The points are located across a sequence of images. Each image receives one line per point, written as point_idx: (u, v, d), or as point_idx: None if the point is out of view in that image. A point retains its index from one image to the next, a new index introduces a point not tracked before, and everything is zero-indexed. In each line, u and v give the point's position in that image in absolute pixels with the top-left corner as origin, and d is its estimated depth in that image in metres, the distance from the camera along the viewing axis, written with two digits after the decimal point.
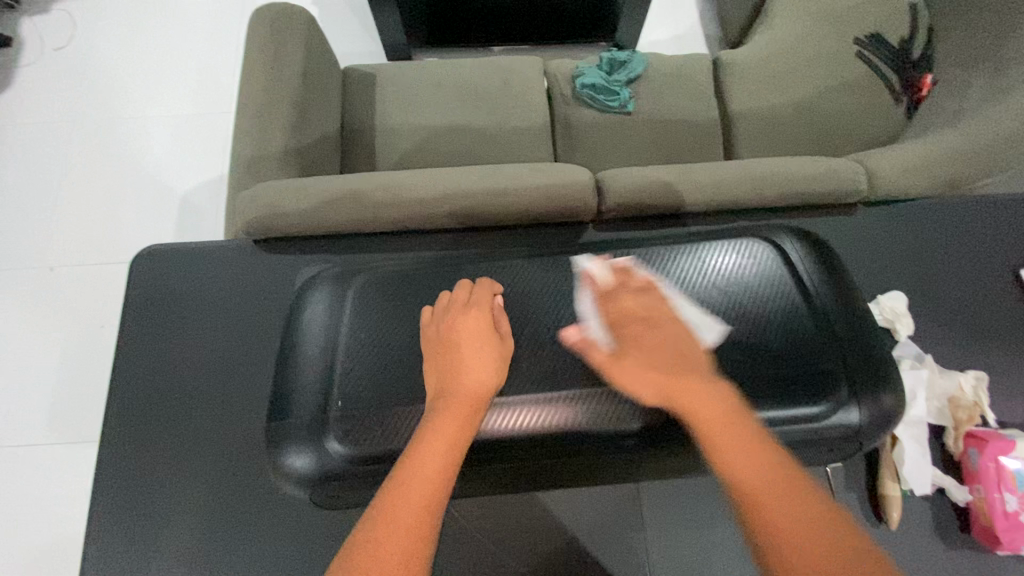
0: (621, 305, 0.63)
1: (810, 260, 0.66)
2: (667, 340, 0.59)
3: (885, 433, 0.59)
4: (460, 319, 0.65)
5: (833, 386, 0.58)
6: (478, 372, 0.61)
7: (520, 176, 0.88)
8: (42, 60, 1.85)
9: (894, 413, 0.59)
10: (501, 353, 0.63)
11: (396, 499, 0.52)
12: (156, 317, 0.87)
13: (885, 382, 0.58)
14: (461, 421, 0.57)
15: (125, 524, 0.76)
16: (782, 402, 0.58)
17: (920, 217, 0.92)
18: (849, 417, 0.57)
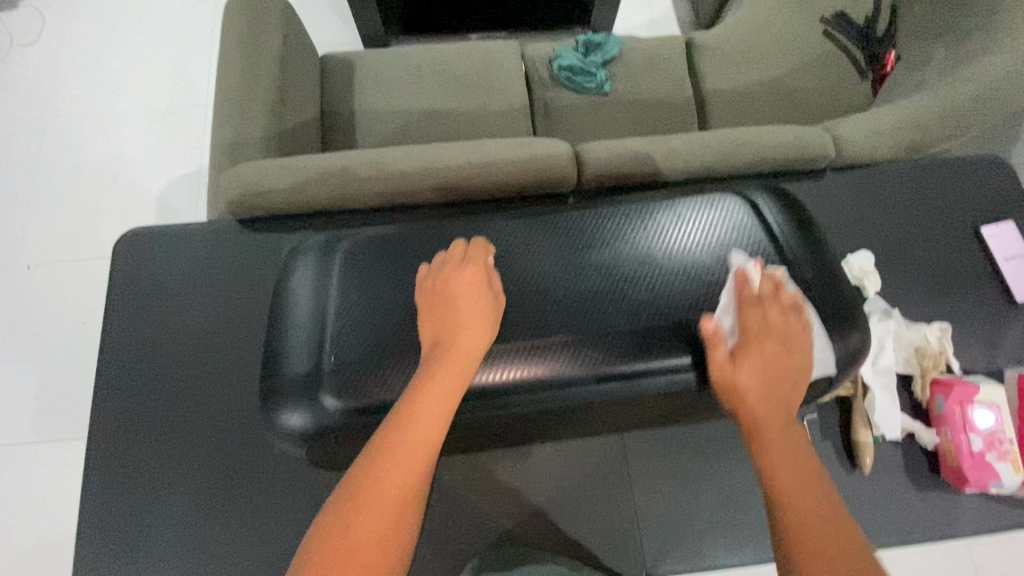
0: (762, 317, 0.61)
1: (783, 213, 0.69)
2: (795, 369, 0.60)
3: (849, 370, 0.63)
4: (456, 274, 0.67)
5: (799, 326, 0.61)
6: (469, 325, 0.63)
7: (501, 149, 0.90)
8: (11, 57, 1.81)
9: (856, 350, 0.62)
10: (492, 308, 0.65)
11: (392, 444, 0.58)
12: (142, 298, 0.87)
13: (847, 325, 0.62)
14: (453, 373, 0.60)
15: (120, 500, 0.76)
16: (752, 341, 0.60)
17: (886, 179, 0.96)
18: (815, 355, 0.60)
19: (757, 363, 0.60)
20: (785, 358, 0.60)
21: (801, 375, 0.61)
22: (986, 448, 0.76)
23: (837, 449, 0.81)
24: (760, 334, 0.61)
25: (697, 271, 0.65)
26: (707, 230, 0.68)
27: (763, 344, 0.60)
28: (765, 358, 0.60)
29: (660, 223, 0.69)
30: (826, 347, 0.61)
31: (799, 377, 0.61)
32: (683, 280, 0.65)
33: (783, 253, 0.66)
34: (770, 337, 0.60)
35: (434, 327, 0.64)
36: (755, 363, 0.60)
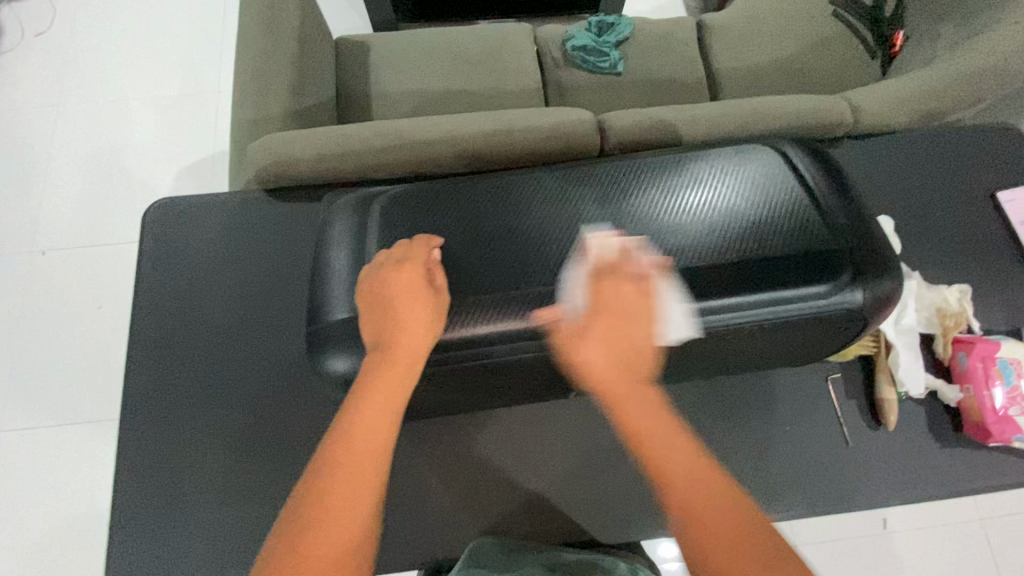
0: (603, 292, 0.61)
1: (814, 164, 0.70)
2: (638, 339, 0.61)
3: (882, 313, 0.63)
4: (393, 275, 0.64)
5: (836, 269, 0.62)
6: (412, 325, 0.61)
7: (524, 118, 0.91)
8: (22, 46, 1.82)
9: (889, 295, 0.63)
10: (435, 306, 0.63)
11: (340, 455, 0.58)
12: (173, 269, 0.88)
13: (883, 269, 0.62)
14: (400, 377, 0.61)
15: (160, 462, 0.78)
16: (790, 283, 0.61)
17: (902, 147, 0.97)
18: (851, 295, 0.61)
19: (794, 301, 0.61)
20: (822, 297, 0.61)
21: (835, 316, 0.62)
22: (1010, 404, 0.76)
23: (862, 406, 0.82)
24: (609, 308, 0.61)
25: (732, 215, 0.66)
26: (741, 177, 0.69)
27: (800, 283, 0.61)
28: (802, 297, 0.61)
29: (694, 172, 0.70)
30: (863, 288, 0.61)
31: (833, 317, 0.62)
32: (720, 221, 0.65)
33: (818, 199, 0.66)
34: (619, 312, 0.60)
35: (374, 329, 0.63)
36: (791, 302, 0.61)
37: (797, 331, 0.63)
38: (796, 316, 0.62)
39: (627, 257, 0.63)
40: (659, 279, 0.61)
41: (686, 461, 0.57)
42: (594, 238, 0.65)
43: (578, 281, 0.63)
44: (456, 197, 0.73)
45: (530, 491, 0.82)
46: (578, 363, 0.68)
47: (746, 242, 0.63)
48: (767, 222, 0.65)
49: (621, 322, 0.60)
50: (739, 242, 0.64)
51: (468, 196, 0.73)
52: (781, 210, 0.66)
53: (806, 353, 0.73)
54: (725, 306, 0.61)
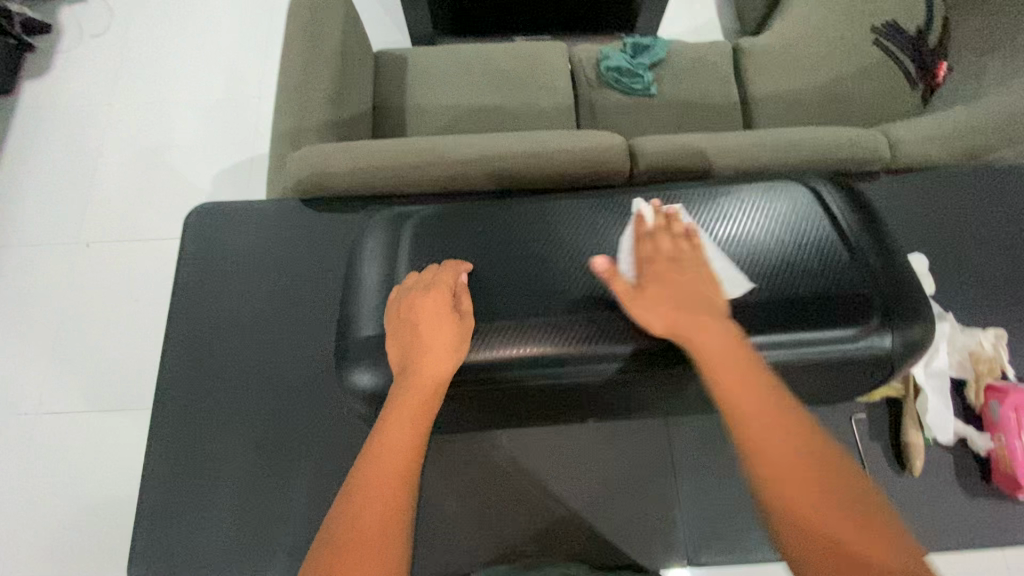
0: (655, 244, 0.64)
1: (847, 202, 0.69)
2: (703, 290, 0.60)
3: (913, 360, 0.62)
4: (419, 299, 0.65)
5: (866, 313, 0.61)
6: (438, 351, 0.62)
7: (556, 140, 0.92)
8: (79, 47, 1.91)
9: (922, 342, 0.61)
10: (461, 330, 0.64)
11: (368, 487, 0.58)
12: (211, 273, 0.91)
13: (915, 314, 0.61)
14: (423, 404, 0.61)
15: (188, 459, 0.81)
16: (817, 323, 0.60)
17: (944, 182, 0.94)
18: (880, 340, 0.60)
19: (822, 343, 0.60)
20: (850, 341, 0.60)
21: (863, 360, 0.61)
22: None
23: (887, 449, 0.80)
24: (654, 263, 0.63)
25: (762, 252, 0.65)
26: (771, 213, 0.69)
27: (829, 326, 0.60)
28: (830, 340, 0.60)
29: (725, 207, 0.70)
30: (893, 333, 0.61)
31: (861, 362, 0.61)
32: (749, 258, 0.65)
33: (849, 238, 0.66)
34: (667, 269, 0.62)
35: (400, 355, 0.64)
36: (820, 344, 0.60)
37: (823, 371, 0.63)
38: (823, 359, 0.61)
39: (674, 216, 0.67)
40: (699, 233, 0.67)
41: (773, 414, 0.54)
42: (642, 206, 0.72)
43: (628, 247, 0.69)
44: (489, 220, 0.75)
45: (545, 513, 0.82)
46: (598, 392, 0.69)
47: (773, 276, 0.63)
48: (796, 257, 0.65)
49: (675, 268, 0.62)
50: (765, 276, 0.64)
51: (499, 220, 0.74)
52: (811, 248, 0.65)
53: (832, 395, 0.72)
54: (751, 346, 0.61)
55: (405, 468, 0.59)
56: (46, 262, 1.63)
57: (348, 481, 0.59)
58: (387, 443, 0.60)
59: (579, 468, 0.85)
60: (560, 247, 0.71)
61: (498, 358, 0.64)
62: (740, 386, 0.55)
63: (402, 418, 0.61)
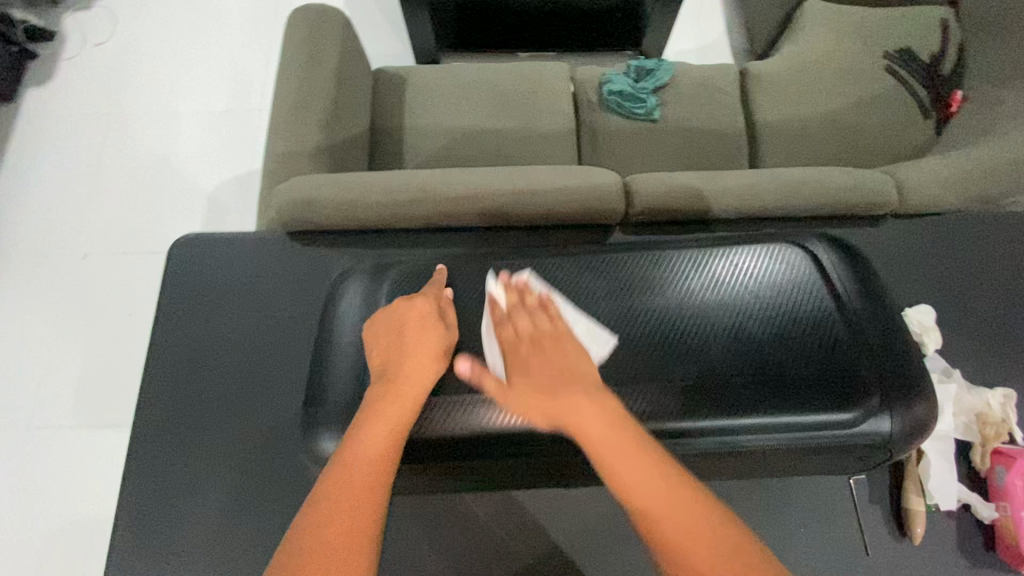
0: (514, 328, 0.63)
1: (844, 265, 0.66)
2: (571, 369, 0.59)
3: (918, 442, 0.58)
4: (403, 308, 0.65)
5: (862, 395, 0.58)
6: (420, 355, 0.62)
7: (549, 177, 0.89)
8: (82, 54, 1.90)
9: (925, 425, 0.57)
10: (445, 339, 0.64)
11: (338, 492, 0.53)
12: (189, 305, 0.87)
13: (917, 393, 0.57)
14: (401, 406, 0.58)
15: (149, 509, 0.75)
16: (806, 406, 0.57)
17: (955, 227, 0.90)
18: (880, 425, 0.57)
19: (816, 427, 0.57)
20: (847, 425, 0.57)
21: (861, 444, 0.58)
22: None
23: (887, 513, 0.77)
24: (518, 346, 0.62)
25: (750, 326, 0.63)
26: (762, 280, 0.66)
27: (823, 409, 0.57)
28: (821, 424, 0.57)
29: (714, 271, 0.67)
30: (894, 416, 0.57)
31: (858, 446, 0.57)
32: (735, 334, 0.62)
33: (844, 310, 0.62)
34: (531, 349, 0.61)
35: (381, 360, 0.63)
36: (813, 428, 0.57)
37: (819, 454, 0.59)
38: (817, 443, 0.58)
39: (525, 290, 0.66)
40: (556, 302, 0.67)
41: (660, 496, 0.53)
42: (490, 285, 0.69)
43: (489, 332, 0.66)
44: (468, 278, 0.72)
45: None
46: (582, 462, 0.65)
47: (758, 355, 0.61)
48: (785, 332, 0.62)
49: (540, 350, 0.61)
50: (751, 355, 0.61)
51: (479, 280, 0.72)
52: (802, 322, 0.62)
53: (825, 469, 0.69)
54: (740, 429, 0.58)
55: (385, 461, 0.55)
56: (42, 273, 1.62)
57: (316, 487, 0.55)
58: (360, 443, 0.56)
59: (559, 526, 0.79)
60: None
61: (460, 430, 0.61)
62: (606, 445, 0.55)
63: (384, 412, 0.58)
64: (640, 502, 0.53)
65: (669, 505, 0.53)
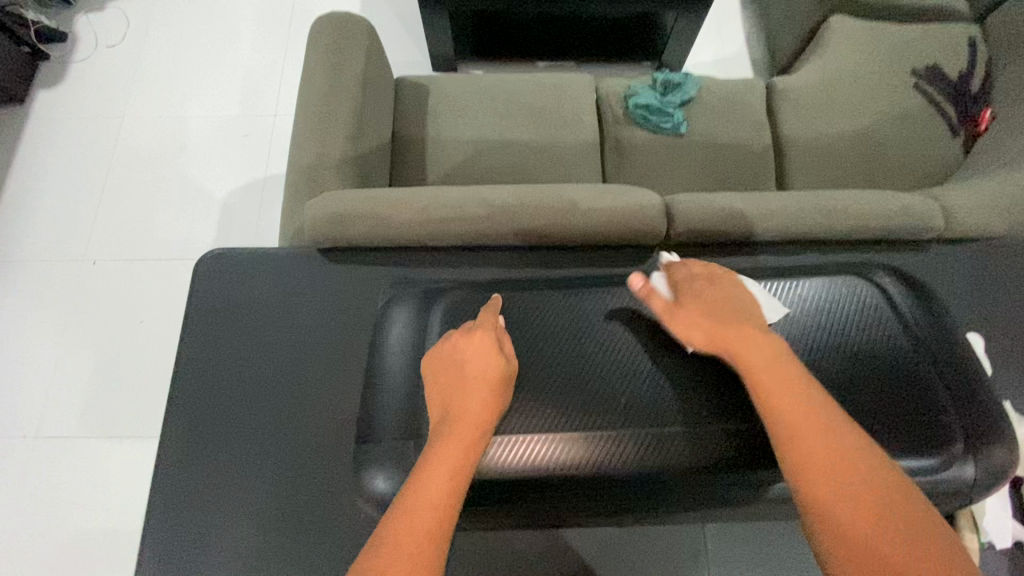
0: (685, 275, 0.68)
1: (913, 300, 0.64)
2: (744, 308, 0.62)
3: (997, 487, 0.57)
4: (463, 339, 0.63)
5: (946, 440, 0.56)
6: (482, 393, 0.59)
7: (588, 197, 0.87)
8: (94, 56, 1.87)
9: (1005, 470, 0.57)
10: (506, 375, 0.61)
11: (400, 537, 0.50)
12: (217, 323, 0.85)
13: (998, 438, 0.57)
14: (465, 447, 0.56)
15: (176, 536, 0.72)
16: (892, 452, 0.56)
17: (1003, 253, 0.88)
18: (962, 472, 0.56)
19: (899, 473, 0.55)
20: (931, 471, 0.55)
21: (941, 491, 0.57)
22: None
23: None
24: (693, 288, 0.65)
25: (826, 361, 0.60)
26: (833, 313, 0.63)
27: (907, 454, 0.56)
28: (906, 472, 0.55)
29: (782, 303, 0.65)
30: (975, 463, 0.56)
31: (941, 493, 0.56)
32: (813, 370, 0.60)
33: (920, 345, 0.61)
34: (712, 290, 0.64)
35: (443, 398, 0.61)
36: (897, 474, 0.55)
37: None
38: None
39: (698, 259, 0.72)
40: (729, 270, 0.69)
41: (831, 448, 0.51)
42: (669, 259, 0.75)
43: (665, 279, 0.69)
44: (522, 315, 0.71)
45: None
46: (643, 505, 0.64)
47: (841, 393, 0.58)
48: (867, 370, 0.59)
49: (713, 288, 0.64)
50: (834, 393, 0.58)
51: (532, 316, 0.70)
52: (880, 359, 0.60)
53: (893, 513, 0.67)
54: None
55: (450, 501, 0.53)
56: (51, 277, 1.59)
57: (376, 533, 0.51)
58: (423, 485, 0.53)
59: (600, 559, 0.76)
60: (600, 349, 0.66)
61: (526, 471, 0.61)
62: (784, 379, 0.55)
63: (446, 456, 0.55)
64: (801, 445, 0.52)
65: (835, 455, 0.51)
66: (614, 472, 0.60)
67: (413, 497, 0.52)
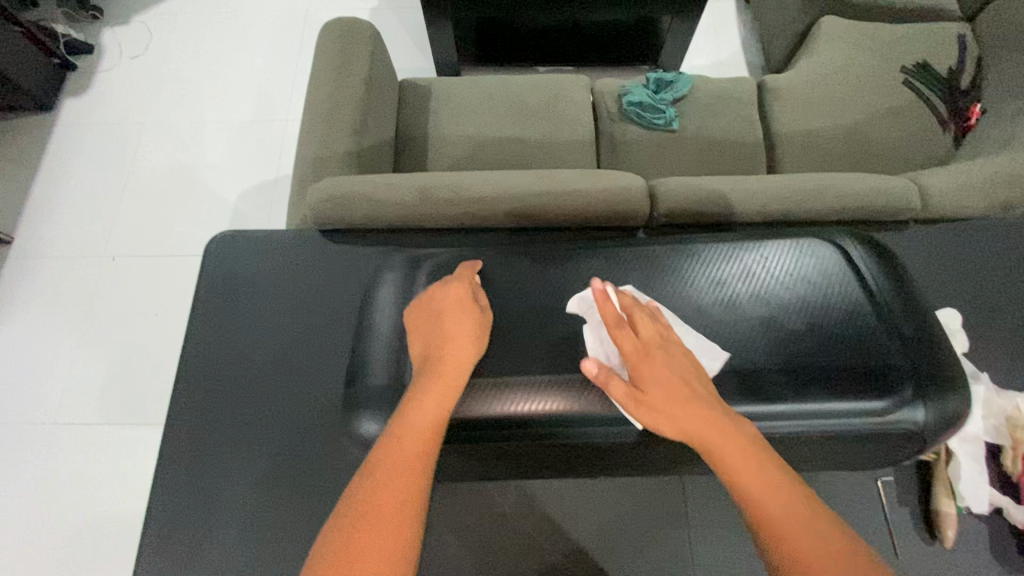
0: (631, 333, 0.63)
1: (875, 266, 0.67)
2: (690, 380, 0.60)
3: (951, 434, 0.59)
4: (442, 291, 0.69)
5: (897, 384, 0.58)
6: (461, 342, 0.64)
7: (575, 180, 0.91)
8: (118, 67, 1.97)
9: (961, 416, 0.58)
10: (480, 324, 0.67)
11: (386, 471, 0.57)
12: (223, 299, 0.90)
13: (950, 386, 0.59)
14: (444, 389, 0.61)
15: (179, 495, 0.76)
16: (844, 393, 0.58)
17: (983, 231, 0.90)
18: (914, 415, 0.58)
19: (851, 416, 0.57)
20: (883, 413, 0.57)
21: (896, 433, 0.58)
22: None
23: (917, 516, 0.76)
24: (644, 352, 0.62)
25: (784, 317, 0.64)
26: (793, 273, 0.67)
27: (859, 397, 0.58)
28: (858, 412, 0.57)
29: (746, 263, 0.68)
30: (928, 407, 0.58)
31: (893, 435, 0.58)
32: (772, 322, 0.63)
33: (876, 303, 0.64)
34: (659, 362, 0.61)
35: (423, 344, 0.66)
36: (849, 418, 0.58)
37: (852, 444, 0.60)
38: (855, 431, 0.58)
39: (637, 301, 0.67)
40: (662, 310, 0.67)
41: (813, 533, 0.52)
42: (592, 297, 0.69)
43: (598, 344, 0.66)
44: (498, 269, 0.74)
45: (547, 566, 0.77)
46: (620, 449, 0.68)
47: (798, 343, 0.62)
48: (823, 323, 0.63)
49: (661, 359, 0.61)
50: (790, 343, 0.62)
51: (510, 271, 0.74)
52: (835, 318, 0.63)
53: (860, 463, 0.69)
54: (777, 416, 0.58)
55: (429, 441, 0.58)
56: (72, 273, 1.67)
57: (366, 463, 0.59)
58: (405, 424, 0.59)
59: (575, 529, 0.79)
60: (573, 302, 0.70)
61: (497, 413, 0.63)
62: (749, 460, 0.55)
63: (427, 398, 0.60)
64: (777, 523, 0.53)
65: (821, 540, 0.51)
66: (586, 414, 0.62)
67: (392, 450, 0.58)
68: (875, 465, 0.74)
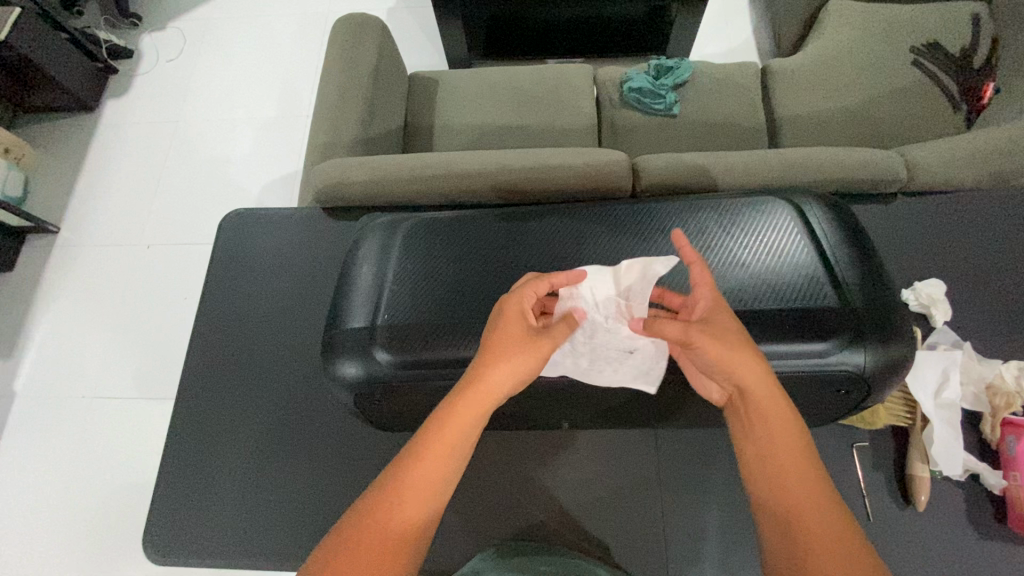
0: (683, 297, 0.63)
1: (836, 226, 0.70)
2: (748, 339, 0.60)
3: (891, 378, 0.62)
4: (500, 317, 0.61)
5: (837, 329, 0.62)
6: (500, 382, 0.58)
7: (558, 155, 0.95)
8: (155, 69, 2.11)
9: (898, 360, 0.62)
10: (528, 363, 0.59)
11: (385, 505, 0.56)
12: (237, 272, 0.99)
13: (890, 331, 0.62)
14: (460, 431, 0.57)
15: (196, 443, 0.86)
16: (785, 335, 0.61)
17: (960, 208, 0.92)
18: (852, 357, 0.61)
19: (789, 357, 0.61)
20: (821, 355, 0.61)
21: (834, 375, 0.62)
22: None
23: (891, 480, 0.77)
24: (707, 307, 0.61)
25: (735, 266, 0.68)
26: (749, 228, 0.71)
27: (798, 339, 0.61)
28: (798, 352, 0.61)
29: (702, 219, 0.73)
30: (866, 350, 0.61)
31: (832, 377, 0.62)
32: (721, 272, 0.68)
33: (826, 254, 0.67)
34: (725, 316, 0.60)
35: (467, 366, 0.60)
36: (784, 356, 0.61)
37: (794, 386, 0.64)
38: (794, 371, 0.62)
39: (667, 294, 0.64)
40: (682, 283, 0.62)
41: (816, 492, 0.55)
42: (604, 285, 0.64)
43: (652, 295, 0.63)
44: (472, 227, 0.78)
45: (524, 517, 0.84)
46: (582, 395, 0.72)
47: (746, 290, 0.65)
48: (773, 271, 0.66)
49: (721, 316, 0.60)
50: (739, 290, 0.66)
51: (484, 228, 0.78)
52: (787, 268, 0.66)
53: (821, 410, 0.71)
54: None
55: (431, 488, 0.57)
56: (111, 259, 1.80)
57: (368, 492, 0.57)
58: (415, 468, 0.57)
59: (551, 484, 0.86)
60: (540, 257, 0.75)
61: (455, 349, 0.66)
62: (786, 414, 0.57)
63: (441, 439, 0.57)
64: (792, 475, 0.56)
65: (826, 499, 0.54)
66: None
67: (395, 487, 0.56)
68: (842, 419, 0.74)
